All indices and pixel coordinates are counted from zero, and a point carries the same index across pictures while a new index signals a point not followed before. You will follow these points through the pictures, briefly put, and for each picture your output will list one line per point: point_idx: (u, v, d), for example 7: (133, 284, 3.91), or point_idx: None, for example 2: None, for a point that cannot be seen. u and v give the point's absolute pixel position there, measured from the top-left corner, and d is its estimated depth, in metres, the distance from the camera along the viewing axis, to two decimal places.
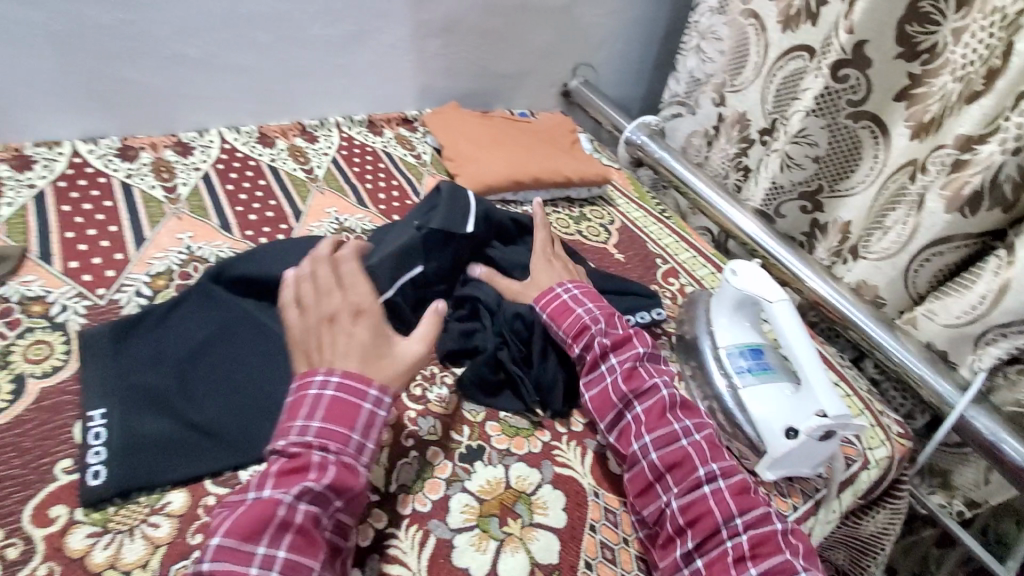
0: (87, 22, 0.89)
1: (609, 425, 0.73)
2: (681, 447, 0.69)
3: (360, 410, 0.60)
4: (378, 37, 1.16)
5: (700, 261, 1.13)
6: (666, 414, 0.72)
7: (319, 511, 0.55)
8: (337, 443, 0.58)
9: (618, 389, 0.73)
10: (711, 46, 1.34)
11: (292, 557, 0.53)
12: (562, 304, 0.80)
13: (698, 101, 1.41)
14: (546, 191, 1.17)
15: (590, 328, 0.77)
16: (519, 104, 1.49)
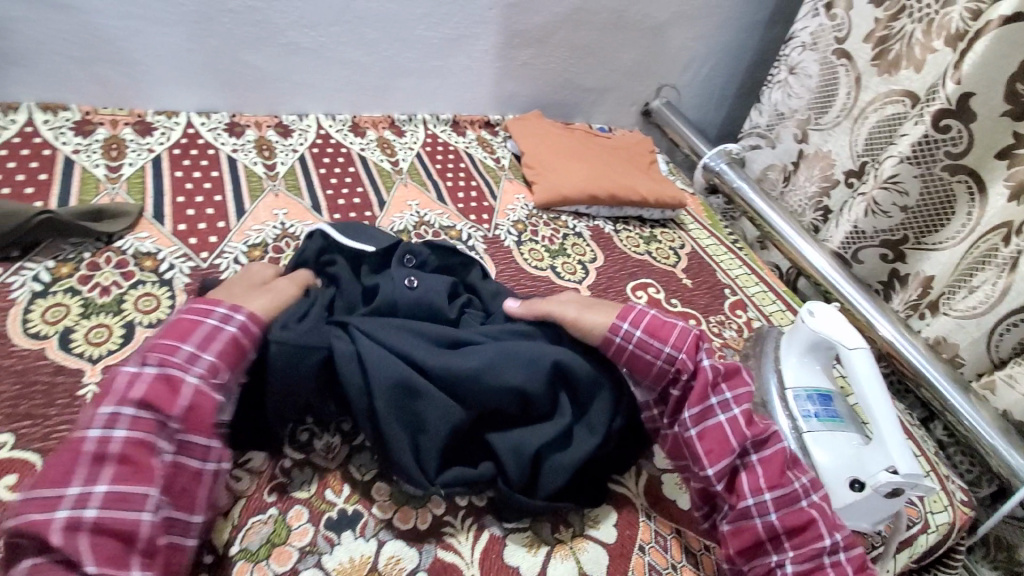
0: (218, 7, 0.97)
1: (722, 471, 0.66)
2: (802, 508, 0.64)
3: (197, 325, 0.59)
4: (474, 42, 1.20)
5: (769, 296, 1.11)
6: (785, 469, 0.66)
7: (146, 435, 0.52)
8: (165, 354, 0.56)
9: (738, 433, 0.67)
10: (800, 82, 1.31)
11: (122, 491, 0.49)
12: (659, 319, 0.72)
13: (780, 134, 1.38)
14: (618, 208, 1.18)
15: (696, 351, 0.71)
16: (599, 119, 1.50)
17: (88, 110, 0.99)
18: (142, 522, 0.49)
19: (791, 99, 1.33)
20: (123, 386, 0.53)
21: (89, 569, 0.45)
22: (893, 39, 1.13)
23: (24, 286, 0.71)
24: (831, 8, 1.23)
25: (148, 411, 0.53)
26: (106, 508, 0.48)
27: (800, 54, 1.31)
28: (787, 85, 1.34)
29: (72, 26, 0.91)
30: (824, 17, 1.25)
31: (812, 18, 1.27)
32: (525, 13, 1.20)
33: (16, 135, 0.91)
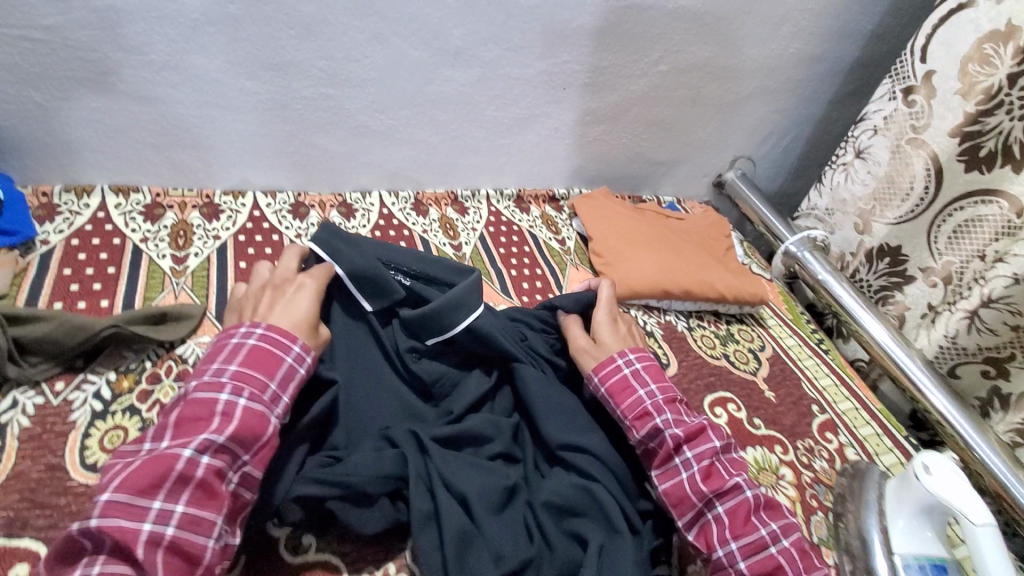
0: (291, 95, 0.94)
1: (688, 523, 0.68)
2: (770, 557, 0.63)
3: (278, 359, 0.61)
4: (545, 121, 1.15)
5: (862, 416, 1.01)
6: (751, 518, 0.66)
7: (224, 465, 0.54)
8: (253, 388, 0.58)
9: (697, 489, 0.67)
10: (864, 167, 1.21)
11: (194, 514, 0.51)
12: (622, 380, 0.76)
13: (841, 222, 1.28)
14: (694, 303, 1.09)
15: (651, 415, 0.73)
16: (668, 191, 1.42)
17: (157, 192, 0.98)
18: (206, 548, 0.51)
19: (856, 184, 1.24)
20: (218, 417, 0.55)
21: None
22: (987, 134, 1.01)
23: (84, 405, 0.69)
24: (910, 93, 1.12)
25: (232, 444, 0.54)
26: (181, 530, 0.50)
27: (870, 137, 1.20)
28: (853, 168, 1.24)
29: (148, 115, 0.90)
30: (900, 102, 1.14)
31: (889, 101, 1.16)
32: (599, 92, 1.14)
33: (88, 222, 0.91)
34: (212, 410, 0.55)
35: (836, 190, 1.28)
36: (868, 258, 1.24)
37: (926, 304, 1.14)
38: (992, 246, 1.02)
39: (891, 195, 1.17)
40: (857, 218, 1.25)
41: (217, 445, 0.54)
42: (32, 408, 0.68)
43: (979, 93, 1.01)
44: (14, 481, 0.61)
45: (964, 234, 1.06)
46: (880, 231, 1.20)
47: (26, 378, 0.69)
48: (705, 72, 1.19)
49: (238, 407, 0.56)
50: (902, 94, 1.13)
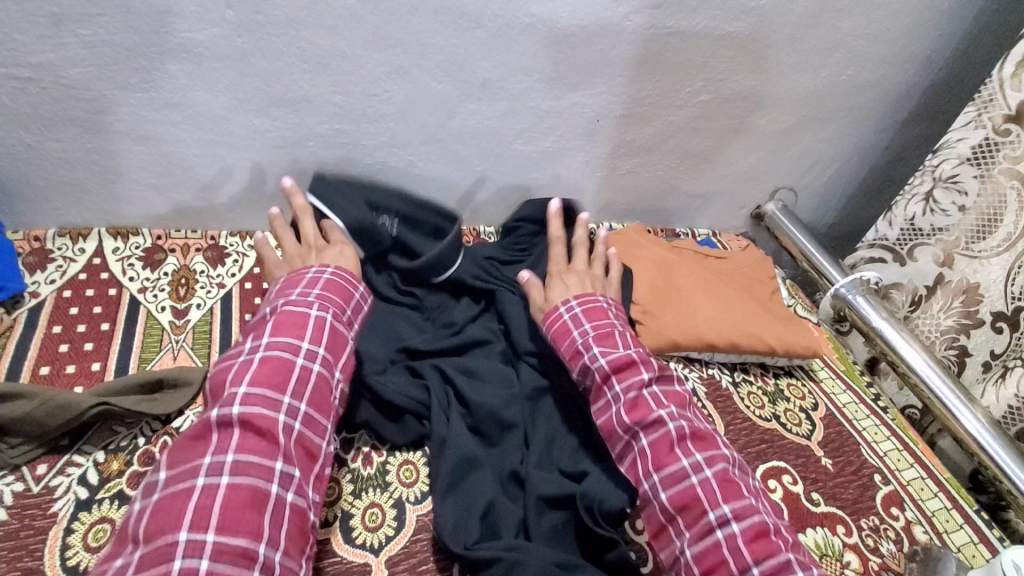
0: (304, 132, 0.87)
1: (619, 454, 0.73)
2: (689, 486, 0.65)
3: (338, 330, 0.72)
4: (576, 153, 1.06)
5: (929, 487, 0.91)
6: (676, 447, 0.68)
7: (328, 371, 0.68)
8: (336, 309, 0.75)
9: (622, 421, 0.72)
10: (948, 197, 1.11)
11: (286, 467, 0.58)
12: (563, 326, 0.82)
13: (917, 253, 1.18)
14: (740, 356, 1.00)
15: (583, 353, 0.78)
16: (702, 223, 1.33)
17: (159, 235, 0.91)
18: (292, 504, 0.57)
19: (937, 215, 1.13)
20: (313, 326, 0.70)
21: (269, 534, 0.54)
22: None
23: (67, 494, 0.61)
24: (1003, 122, 1.01)
25: (330, 352, 0.70)
26: (280, 481, 0.57)
27: (954, 167, 1.09)
28: (934, 199, 1.13)
29: (149, 155, 0.83)
30: (991, 130, 1.03)
31: (975, 130, 1.05)
32: (636, 123, 1.05)
33: (83, 270, 0.84)
34: (292, 374, 0.64)
35: (912, 220, 1.18)
36: (942, 296, 1.14)
37: (989, 351, 1.08)
38: None
39: (980, 230, 1.07)
40: (937, 251, 1.14)
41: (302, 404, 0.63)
42: (10, 499, 0.60)
43: None
44: None
45: None
46: (961, 266, 1.11)
47: (4, 463, 0.61)
48: (750, 101, 1.09)
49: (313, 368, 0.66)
50: (991, 124, 1.03)
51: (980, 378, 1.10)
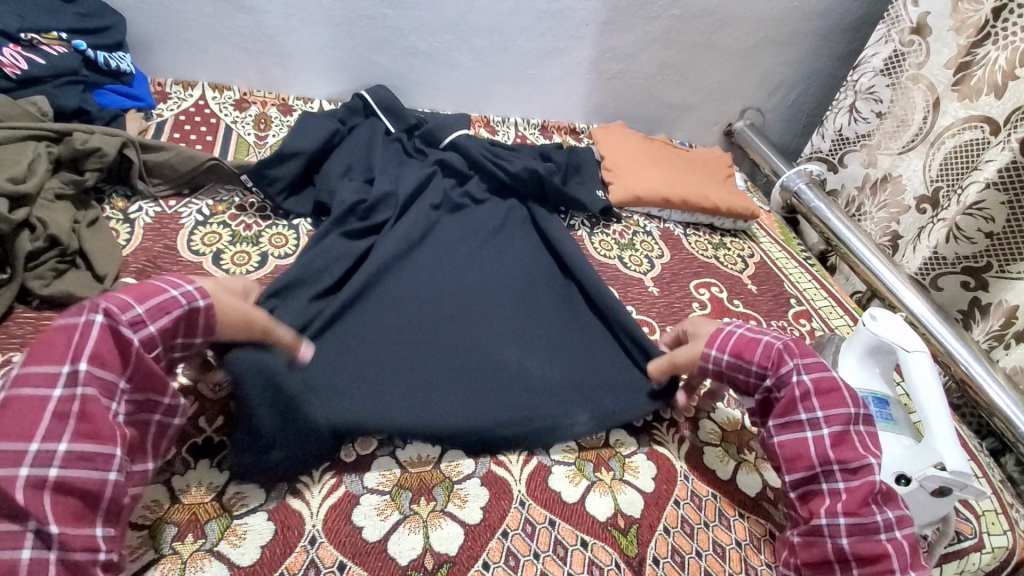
0: (358, 13, 1.15)
1: (796, 481, 0.69)
2: (880, 543, 0.62)
3: (159, 290, 0.59)
4: (569, 55, 1.32)
5: (837, 310, 1.12)
6: (870, 500, 0.64)
7: (108, 373, 0.54)
8: (115, 309, 0.56)
9: (820, 453, 0.67)
10: (867, 106, 1.30)
11: (83, 450, 0.50)
12: (744, 337, 0.76)
13: (846, 159, 1.37)
14: (691, 215, 1.23)
15: (783, 361, 0.72)
16: (680, 136, 1.57)
17: (245, 91, 1.20)
18: (104, 483, 0.51)
19: (859, 123, 1.32)
20: (157, 303, 0.59)
21: (53, 530, 0.47)
22: (976, 64, 1.08)
23: (191, 216, 0.90)
24: (906, 34, 1.20)
25: (125, 330, 0.56)
26: (69, 467, 0.49)
27: (870, 78, 1.28)
28: (857, 108, 1.32)
29: (246, 22, 1.12)
30: (899, 43, 1.22)
31: (885, 44, 1.24)
32: (618, 31, 1.30)
33: (192, 105, 1.13)
34: (41, 407, 0.50)
35: (840, 131, 1.37)
36: (872, 190, 1.31)
37: (915, 232, 1.22)
38: (974, 164, 1.09)
39: (895, 130, 1.25)
40: (862, 154, 1.33)
41: (87, 375, 0.52)
42: (153, 213, 0.88)
43: (970, 28, 1.09)
44: (141, 251, 0.81)
45: (954, 158, 1.13)
46: (883, 162, 1.28)
47: (150, 193, 0.90)
48: (713, 19, 1.34)
49: (99, 330, 0.54)
50: (897, 36, 1.22)
51: (902, 250, 1.26)
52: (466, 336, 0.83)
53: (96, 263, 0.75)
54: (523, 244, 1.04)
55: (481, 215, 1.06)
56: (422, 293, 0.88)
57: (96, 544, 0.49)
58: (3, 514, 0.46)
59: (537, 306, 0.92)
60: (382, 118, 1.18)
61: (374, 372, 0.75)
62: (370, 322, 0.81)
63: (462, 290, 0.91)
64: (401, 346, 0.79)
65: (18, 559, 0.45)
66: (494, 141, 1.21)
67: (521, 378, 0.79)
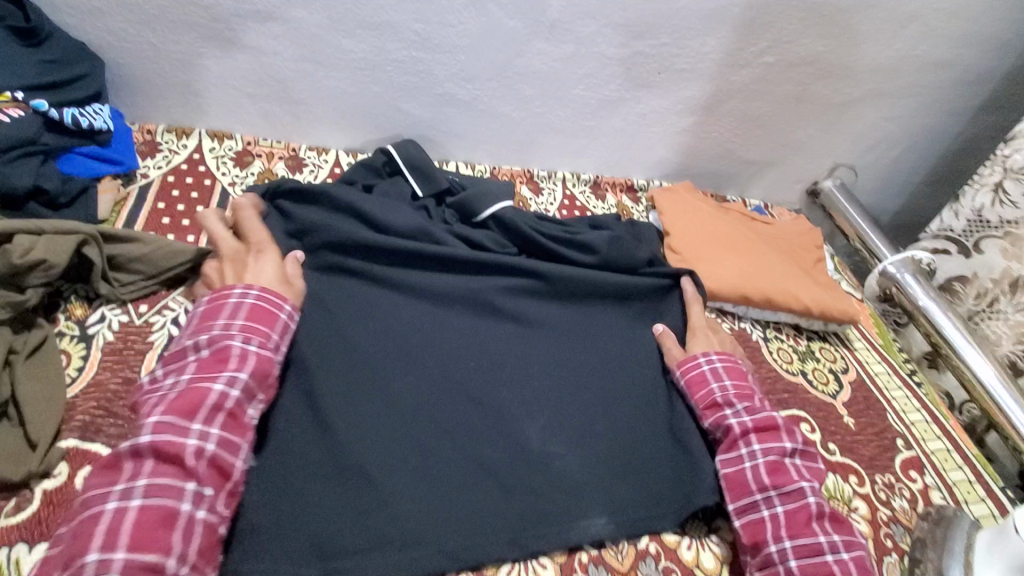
0: (384, 56, 0.95)
1: (739, 509, 0.70)
2: (826, 563, 0.64)
3: (274, 313, 0.69)
4: (634, 105, 1.10)
5: (955, 459, 0.90)
6: (811, 523, 0.67)
7: (246, 393, 0.62)
8: (258, 337, 0.66)
9: (758, 477, 0.71)
10: (1019, 188, 1.04)
11: (228, 436, 0.59)
12: (700, 374, 0.82)
13: (983, 247, 1.12)
14: (774, 314, 1.01)
15: (722, 406, 0.78)
16: (754, 193, 1.34)
17: (249, 141, 1.02)
18: (237, 467, 0.59)
19: (1005, 207, 1.07)
20: (277, 329, 0.69)
21: (207, 493, 0.55)
22: None
23: (163, 329, 0.72)
24: None
25: (260, 348, 0.65)
26: (219, 449, 0.58)
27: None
28: (1002, 191, 1.06)
29: (250, 64, 0.93)
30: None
31: None
32: (694, 80, 1.08)
33: (185, 161, 0.96)
34: (206, 399, 0.59)
35: (979, 212, 1.11)
36: (1010, 288, 1.09)
37: None
38: None
39: None
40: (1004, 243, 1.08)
41: (244, 381, 0.62)
42: (117, 325, 0.71)
43: None
44: (94, 388, 0.65)
45: None
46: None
47: (116, 296, 0.72)
48: (814, 68, 1.10)
49: (250, 349, 0.65)
50: None
51: None
52: (480, 478, 0.69)
53: (29, 421, 0.58)
54: (560, 328, 0.87)
55: (509, 305, 0.87)
56: (427, 406, 0.73)
57: (221, 519, 0.57)
58: (171, 470, 0.55)
59: (577, 414, 0.77)
60: (411, 180, 0.97)
61: (365, 530, 0.62)
62: (374, 434, 0.69)
63: (483, 381, 0.78)
64: (394, 493, 0.65)
65: (178, 511, 0.53)
66: (541, 214, 1.00)
67: (548, 505, 0.68)
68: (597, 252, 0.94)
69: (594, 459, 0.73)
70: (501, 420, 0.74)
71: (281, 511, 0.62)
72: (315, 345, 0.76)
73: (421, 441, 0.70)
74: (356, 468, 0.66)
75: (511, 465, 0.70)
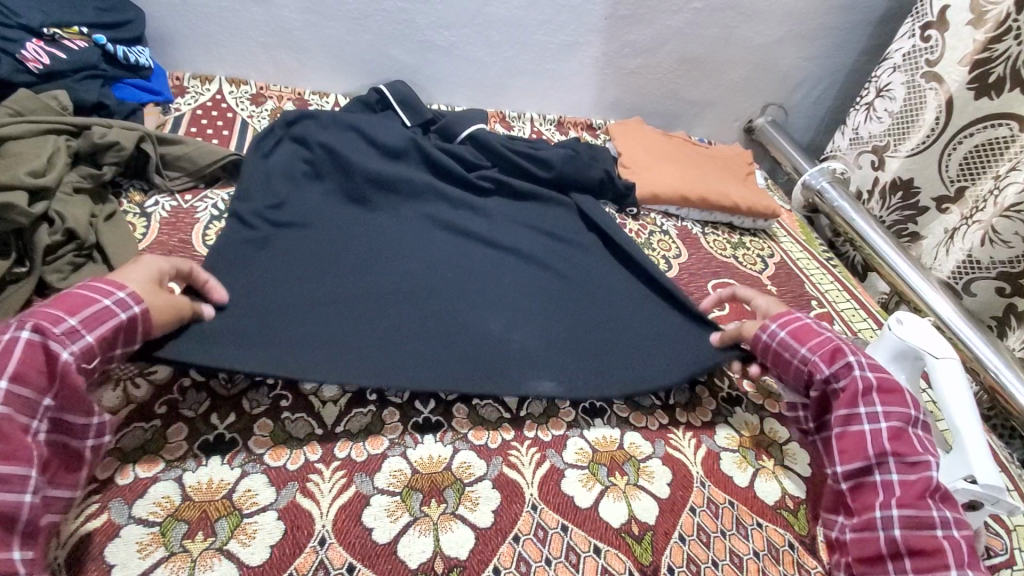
0: (374, 7, 1.14)
1: (849, 473, 0.69)
2: (934, 536, 0.62)
3: (89, 300, 0.57)
4: (587, 49, 1.30)
5: (860, 313, 1.09)
6: (926, 496, 0.64)
7: (16, 412, 0.51)
8: (42, 325, 0.54)
9: (878, 444, 0.68)
10: (883, 105, 1.31)
11: (1, 471, 0.48)
12: (806, 328, 0.78)
13: (860, 160, 1.38)
14: (710, 213, 1.21)
15: (845, 355, 0.74)
16: (700, 132, 1.54)
17: (262, 86, 1.20)
18: (21, 504, 0.48)
19: (874, 122, 1.34)
20: (88, 315, 0.57)
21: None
22: (996, 60, 1.09)
23: (207, 210, 0.90)
24: (927, 29, 1.20)
25: (41, 349, 0.53)
26: None
27: (890, 76, 1.29)
28: (874, 107, 1.33)
29: (263, 16, 1.12)
30: (918, 38, 1.22)
31: (908, 39, 1.24)
32: (636, 25, 1.28)
33: (209, 100, 1.13)
34: None
35: (857, 130, 1.39)
36: (883, 194, 1.33)
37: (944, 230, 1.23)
38: (994, 160, 1.12)
39: (907, 130, 1.26)
40: (874, 155, 1.34)
41: (5, 394, 0.50)
42: (169, 207, 0.88)
43: (988, 21, 1.09)
44: (156, 246, 0.82)
45: (975, 157, 1.15)
46: (893, 166, 1.30)
47: (167, 186, 0.90)
48: (736, 13, 1.31)
49: (24, 344, 0.53)
50: (920, 31, 1.22)
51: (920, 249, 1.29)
52: (451, 319, 0.81)
53: (112, 258, 0.75)
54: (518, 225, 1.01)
55: (487, 200, 1.04)
56: (414, 269, 0.87)
57: (13, 565, 0.47)
58: None
59: (527, 284, 0.90)
60: (399, 111, 1.15)
61: (338, 349, 0.72)
62: (389, 271, 0.85)
63: (472, 245, 0.95)
64: (367, 324, 0.77)
65: None
66: (511, 136, 1.17)
67: (516, 334, 0.81)
68: (553, 167, 1.09)
69: (556, 296, 0.90)
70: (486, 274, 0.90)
71: (270, 323, 0.73)
72: (340, 211, 0.93)
73: (407, 289, 0.83)
74: (358, 296, 0.80)
75: (465, 310, 0.82)
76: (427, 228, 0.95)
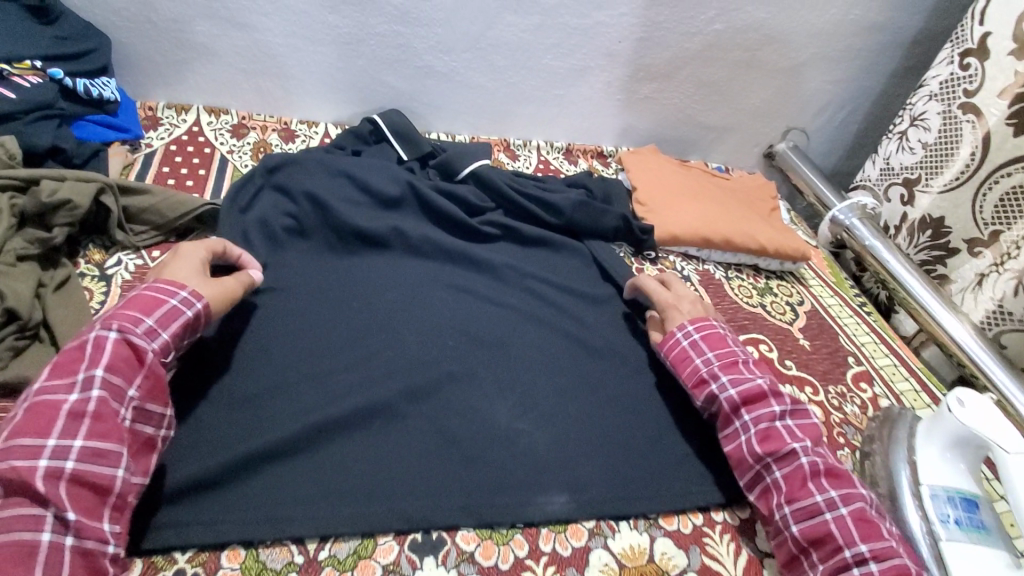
0: (367, 31, 1.04)
1: (747, 483, 0.70)
2: (825, 521, 0.63)
3: (160, 300, 0.61)
4: (599, 74, 1.20)
5: (901, 371, 1.00)
6: (809, 483, 0.66)
7: (112, 397, 0.54)
8: (125, 322, 0.57)
9: (753, 449, 0.70)
10: (916, 134, 1.22)
11: (97, 447, 0.52)
12: (681, 351, 0.79)
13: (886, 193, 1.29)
14: (733, 255, 1.11)
15: (708, 381, 0.75)
16: (717, 158, 1.44)
17: (244, 115, 1.09)
18: (114, 479, 0.52)
19: (905, 153, 1.24)
20: (161, 314, 0.60)
21: (69, 516, 0.49)
22: None
23: None
24: (966, 56, 1.12)
25: (128, 343, 0.56)
26: (82, 461, 0.51)
27: (925, 104, 1.20)
28: (906, 137, 1.24)
29: (244, 41, 1.01)
30: (957, 66, 1.14)
31: (946, 66, 1.16)
32: (653, 48, 1.18)
33: (185, 133, 1.02)
34: (59, 408, 0.52)
35: (888, 159, 1.29)
36: (910, 231, 1.23)
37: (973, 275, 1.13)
38: None
39: (938, 164, 1.17)
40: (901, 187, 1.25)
41: (102, 380, 0.54)
42: (134, 267, 0.78)
43: None
44: None
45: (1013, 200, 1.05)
46: (922, 203, 1.20)
47: (130, 243, 0.79)
48: (760, 34, 1.21)
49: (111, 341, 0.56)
50: (959, 58, 1.13)
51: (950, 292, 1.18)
52: (454, 410, 0.71)
53: (61, 340, 0.65)
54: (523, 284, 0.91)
55: (492, 254, 0.94)
56: (413, 347, 0.77)
57: (106, 535, 0.51)
58: (23, 497, 0.48)
59: (540, 355, 0.81)
60: (396, 145, 1.04)
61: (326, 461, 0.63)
62: (386, 349, 0.76)
63: (477, 309, 0.85)
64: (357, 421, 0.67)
65: (38, 541, 0.47)
66: (518, 173, 1.07)
67: (528, 425, 0.71)
68: (564, 215, 1.00)
69: (572, 368, 0.80)
70: (493, 346, 0.80)
71: (252, 428, 0.64)
72: (329, 275, 0.84)
73: (401, 372, 0.73)
74: (348, 385, 0.70)
75: (466, 398, 0.72)
76: (426, 292, 0.85)
